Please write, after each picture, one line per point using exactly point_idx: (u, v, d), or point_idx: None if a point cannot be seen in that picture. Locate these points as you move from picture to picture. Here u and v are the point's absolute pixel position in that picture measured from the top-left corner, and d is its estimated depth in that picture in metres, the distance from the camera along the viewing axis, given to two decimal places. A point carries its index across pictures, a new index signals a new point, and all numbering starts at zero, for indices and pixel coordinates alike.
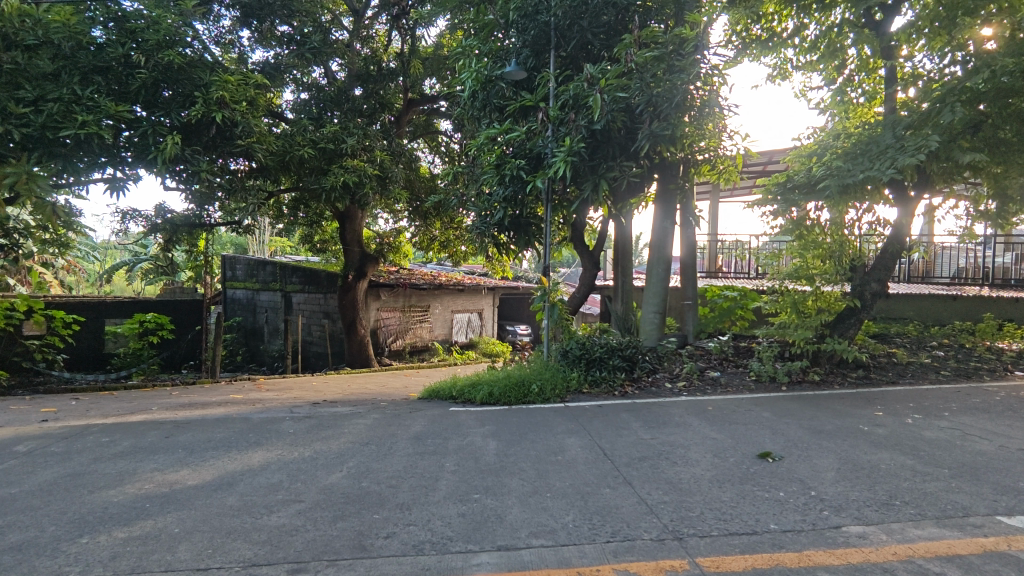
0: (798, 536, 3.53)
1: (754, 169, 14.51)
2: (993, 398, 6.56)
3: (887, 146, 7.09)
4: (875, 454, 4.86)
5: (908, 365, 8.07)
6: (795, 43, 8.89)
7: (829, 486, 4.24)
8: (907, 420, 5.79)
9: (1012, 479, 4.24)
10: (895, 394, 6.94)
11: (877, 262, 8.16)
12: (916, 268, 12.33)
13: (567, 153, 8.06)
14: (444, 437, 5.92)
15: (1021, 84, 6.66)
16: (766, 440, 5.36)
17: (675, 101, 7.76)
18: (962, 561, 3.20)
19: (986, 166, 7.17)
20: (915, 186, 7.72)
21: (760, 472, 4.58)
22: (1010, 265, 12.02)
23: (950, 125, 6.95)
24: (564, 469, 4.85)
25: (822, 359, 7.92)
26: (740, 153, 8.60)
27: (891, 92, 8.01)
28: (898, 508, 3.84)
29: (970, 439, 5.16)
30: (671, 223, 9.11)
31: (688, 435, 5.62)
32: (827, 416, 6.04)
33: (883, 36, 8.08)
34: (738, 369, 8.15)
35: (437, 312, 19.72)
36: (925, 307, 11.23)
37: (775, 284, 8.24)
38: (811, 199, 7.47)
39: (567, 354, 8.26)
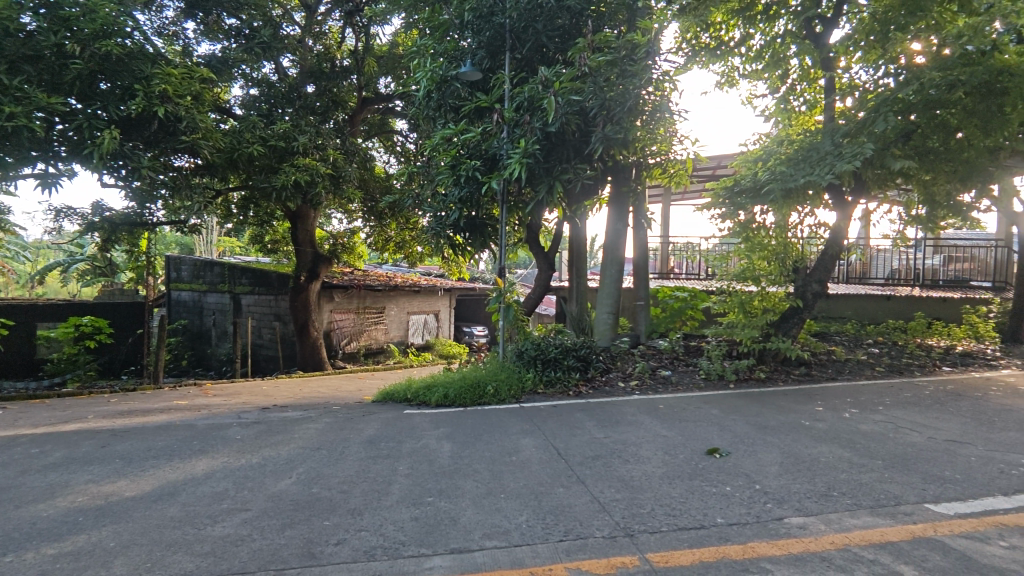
0: (743, 529, 3.65)
1: (703, 173, 14.99)
2: (923, 392, 6.94)
3: (827, 153, 7.41)
4: (816, 447, 5.08)
5: (846, 363, 8.47)
6: (741, 52, 9.18)
7: (772, 480, 4.40)
8: (845, 415, 6.07)
9: (939, 469, 4.50)
10: (834, 389, 7.26)
11: (818, 263, 8.52)
12: (854, 269, 12.95)
13: (522, 154, 8.09)
14: (398, 440, 5.85)
15: (948, 97, 7.04)
16: (714, 436, 5.52)
17: (627, 105, 7.90)
18: (894, 547, 3.37)
19: (917, 173, 7.59)
20: (853, 191, 8.08)
21: (709, 468, 4.71)
22: (938, 267, 12.80)
23: (884, 134, 7.30)
24: (518, 470, 4.87)
25: (767, 358, 8.22)
26: (690, 158, 8.83)
27: (830, 103, 8.38)
28: (835, 499, 4.02)
29: (902, 431, 5.45)
30: (624, 225, 9.26)
31: (640, 433, 5.73)
32: (772, 412, 6.26)
33: (822, 48, 8.44)
34: (689, 367, 8.37)
35: (393, 313, 19.46)
36: (863, 306, 11.79)
37: (724, 285, 8.52)
38: (756, 203, 7.77)
39: (522, 355, 8.30)
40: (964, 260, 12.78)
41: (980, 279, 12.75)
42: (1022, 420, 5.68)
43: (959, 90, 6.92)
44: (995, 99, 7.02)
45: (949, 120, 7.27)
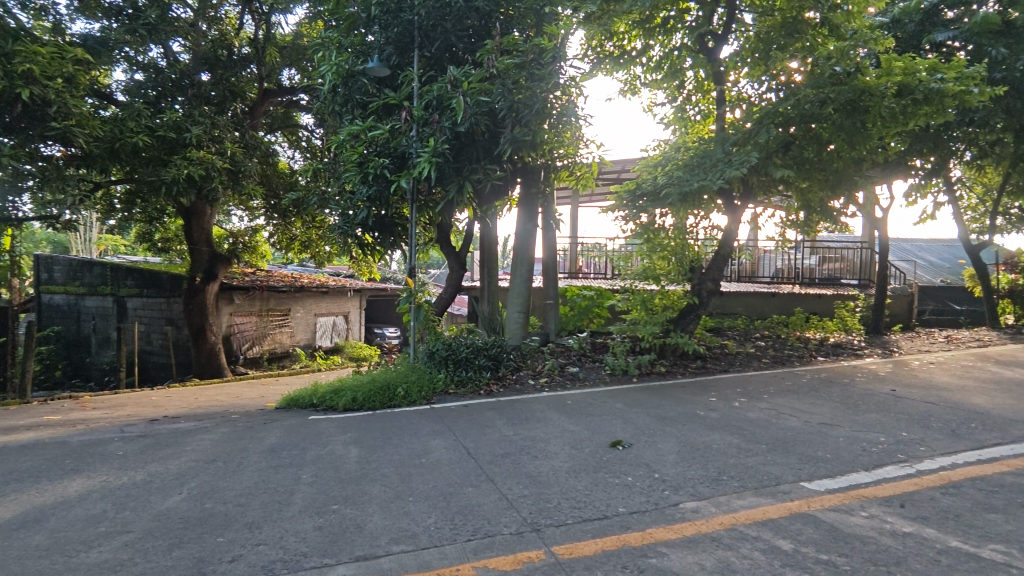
0: (643, 516, 3.84)
1: (608, 176, 15.60)
2: (801, 380, 7.64)
3: (718, 160, 7.93)
4: (709, 435, 5.42)
5: (736, 355, 9.13)
6: (642, 62, 9.61)
7: (670, 468, 4.65)
8: (735, 404, 6.54)
9: (813, 450, 4.95)
10: (726, 381, 7.79)
11: (712, 264, 9.07)
12: (744, 269, 14.02)
13: (431, 153, 8.02)
14: (301, 448, 5.60)
15: (822, 113, 7.75)
16: (618, 429, 5.76)
17: (535, 108, 8.06)
18: (774, 523, 3.67)
19: (796, 180, 8.31)
20: (741, 196, 8.70)
21: (613, 460, 4.91)
22: (815, 266, 14.10)
23: (766, 144, 7.95)
24: (428, 471, 4.82)
25: (667, 352, 8.68)
26: (596, 161, 9.11)
27: (721, 113, 8.99)
28: (725, 483, 4.32)
29: (783, 417, 5.96)
30: (534, 226, 9.42)
31: (549, 428, 5.86)
32: (671, 404, 6.62)
33: (714, 62, 9.02)
34: (595, 363, 8.68)
35: (298, 316, 18.59)
36: (751, 303, 12.77)
37: (627, 284, 8.96)
38: (656, 206, 8.18)
39: (432, 356, 8.22)
40: (836, 260, 14.18)
41: (850, 278, 14.20)
42: (881, 402, 6.38)
43: (830, 106, 7.63)
44: (859, 116, 7.76)
45: (822, 134, 8.04)
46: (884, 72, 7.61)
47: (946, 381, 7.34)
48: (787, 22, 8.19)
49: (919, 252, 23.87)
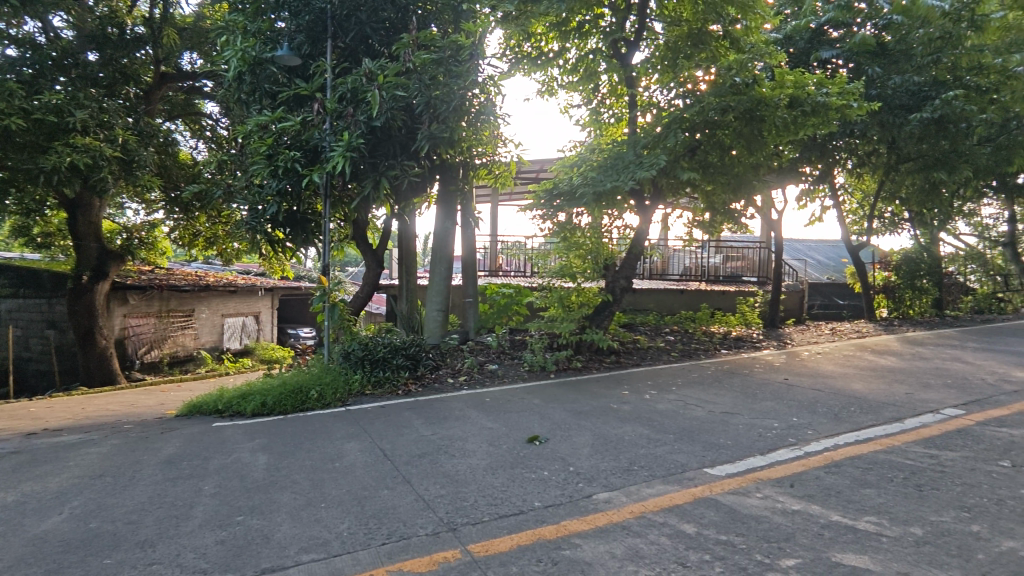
0: (557, 509, 3.92)
1: (527, 176, 15.84)
2: (706, 372, 8.10)
3: (630, 162, 8.23)
4: (622, 427, 5.63)
5: (648, 350, 9.53)
6: (559, 64, 9.80)
7: (584, 461, 4.78)
8: (646, 396, 6.83)
9: (715, 437, 5.26)
10: (638, 374, 8.11)
11: (625, 262, 9.38)
12: (655, 267, 14.77)
13: (345, 148, 7.77)
14: (203, 457, 5.26)
15: (725, 120, 8.23)
16: (535, 424, 5.85)
17: (452, 105, 7.98)
18: (680, 509, 3.86)
19: (701, 183, 8.74)
20: (651, 197, 9.09)
21: (529, 455, 4.97)
22: (719, 264, 14.98)
23: (674, 148, 8.38)
24: (341, 476, 4.68)
25: (583, 348, 8.92)
26: (514, 160, 9.21)
27: (634, 117, 9.32)
28: (635, 473, 4.49)
29: (689, 407, 6.29)
30: (452, 224, 9.42)
31: (467, 427, 5.85)
32: (586, 398, 6.81)
33: (626, 67, 9.30)
34: (514, 360, 8.77)
35: (203, 317, 17.44)
36: (662, 300, 13.40)
37: (544, 282, 9.16)
38: (572, 206, 8.40)
39: (348, 356, 7.99)
40: (738, 259, 15.14)
41: (750, 275, 15.19)
42: (775, 391, 6.89)
43: (730, 114, 8.12)
44: (756, 124, 8.30)
45: (724, 140, 8.49)
46: (777, 84, 8.20)
47: (830, 370, 8.05)
48: (692, 34, 8.73)
49: (808, 251, 25.97)
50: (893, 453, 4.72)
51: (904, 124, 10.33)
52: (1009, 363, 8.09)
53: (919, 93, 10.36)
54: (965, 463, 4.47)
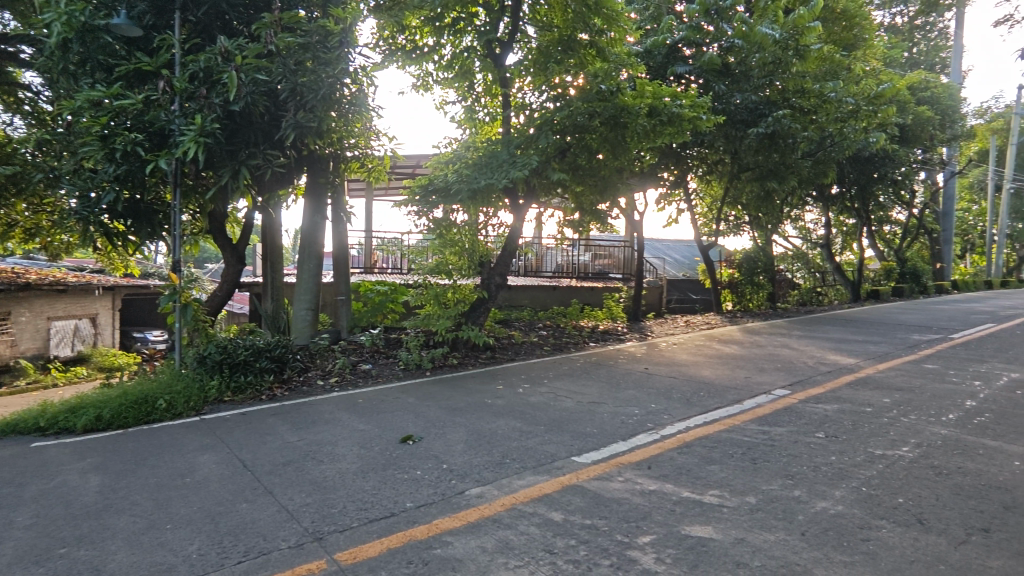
0: (430, 509, 3.89)
1: (402, 170, 15.50)
2: (575, 364, 8.51)
3: (503, 161, 8.40)
4: (495, 422, 5.72)
5: (522, 344, 9.78)
6: (434, 59, 9.72)
7: (458, 457, 4.79)
8: (519, 390, 7.02)
9: (582, 426, 5.54)
10: (512, 369, 8.28)
11: (500, 259, 9.49)
12: (530, 264, 15.17)
13: (198, 132, 7.09)
14: (16, 484, 4.52)
15: (590, 125, 8.67)
16: (409, 423, 5.76)
17: (321, 93, 7.51)
18: (549, 498, 4.00)
19: (571, 184, 9.28)
20: (525, 197, 9.33)
21: (402, 455, 4.88)
22: (589, 262, 15.77)
23: (545, 149, 8.68)
24: (193, 492, 4.27)
25: (460, 345, 8.94)
26: (388, 155, 8.98)
27: (507, 117, 9.45)
28: (507, 466, 4.58)
29: (559, 399, 6.56)
30: (322, 218, 8.97)
31: (337, 430, 5.61)
32: (461, 394, 6.83)
33: (500, 67, 9.44)
34: (388, 359, 8.57)
35: (21, 320, 15.01)
36: (535, 296, 13.87)
37: (420, 279, 9.11)
38: (444, 202, 8.42)
39: (203, 361, 7.31)
40: (605, 257, 16.05)
41: (616, 272, 16.16)
42: (637, 380, 7.39)
43: (597, 119, 8.58)
44: (619, 130, 8.80)
45: (591, 144, 8.90)
46: (638, 94, 8.74)
47: (684, 359, 8.80)
48: (563, 40, 9.10)
49: (666, 250, 28.18)
50: (734, 432, 5.27)
51: (744, 138, 11.60)
52: (825, 348, 9.40)
53: (756, 110, 11.66)
54: (791, 437, 5.10)
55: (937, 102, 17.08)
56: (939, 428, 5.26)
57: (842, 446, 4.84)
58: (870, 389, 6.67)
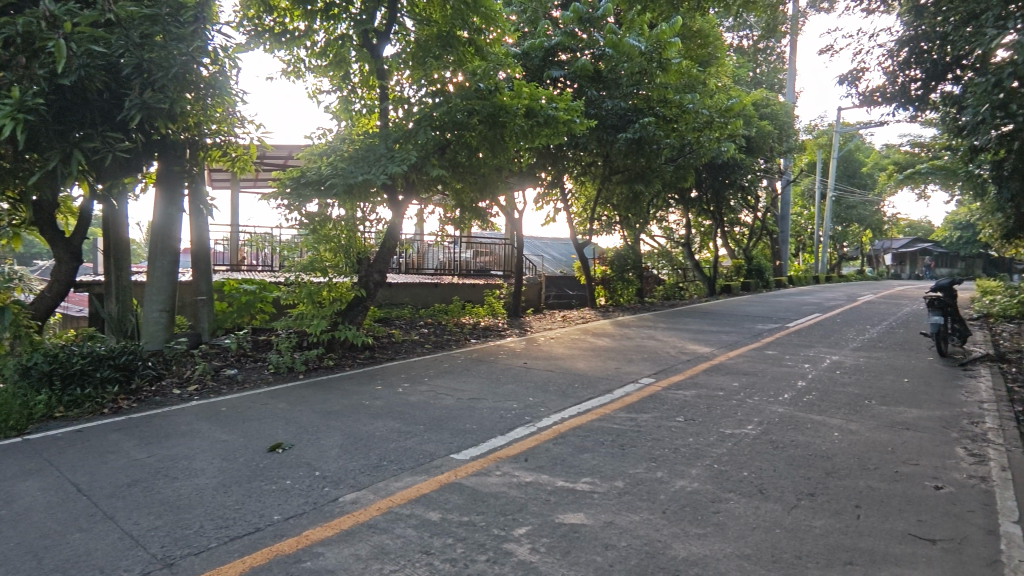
0: (299, 519, 3.68)
1: (272, 162, 14.81)
2: (456, 362, 8.51)
3: (381, 155, 8.19)
4: (373, 423, 5.56)
5: (402, 343, 9.59)
6: (306, 45, 9.19)
7: (332, 463, 4.58)
8: (398, 389, 6.87)
9: (461, 423, 5.54)
10: (391, 369, 8.09)
11: (378, 256, 9.23)
12: (411, 262, 14.91)
13: (15, 108, 6.21)
14: None
15: (470, 122, 8.67)
16: (278, 431, 5.41)
17: (172, 72, 6.77)
18: (427, 498, 3.96)
19: (451, 181, 9.27)
20: (404, 193, 9.17)
21: (270, 465, 4.58)
22: (470, 259, 15.84)
23: (424, 145, 8.50)
24: (11, 525, 3.68)
25: (336, 345, 8.60)
26: (254, 144, 8.38)
27: (385, 110, 9.15)
28: (384, 468, 4.47)
29: (439, 397, 6.52)
30: (178, 209, 8.17)
31: (195, 443, 5.12)
32: (337, 397, 6.55)
33: (377, 58, 9.18)
34: (257, 363, 8.01)
35: None
36: (417, 293, 13.68)
37: (292, 277, 8.60)
38: (317, 195, 8.08)
39: (27, 372, 6.38)
40: (486, 255, 16.20)
41: (496, 269, 16.42)
42: (516, 375, 7.54)
43: (475, 117, 8.64)
44: (498, 129, 8.92)
45: (471, 142, 8.93)
46: (515, 95, 8.93)
47: (561, 352, 9.14)
48: (441, 35, 8.99)
49: (544, 248, 29.09)
50: (605, 420, 5.57)
51: (614, 142, 12.32)
52: (684, 338, 10.24)
53: (625, 117, 12.34)
54: (654, 422, 5.50)
55: (776, 118, 19.25)
56: (777, 406, 5.95)
57: (697, 428, 5.29)
58: (722, 375, 7.37)
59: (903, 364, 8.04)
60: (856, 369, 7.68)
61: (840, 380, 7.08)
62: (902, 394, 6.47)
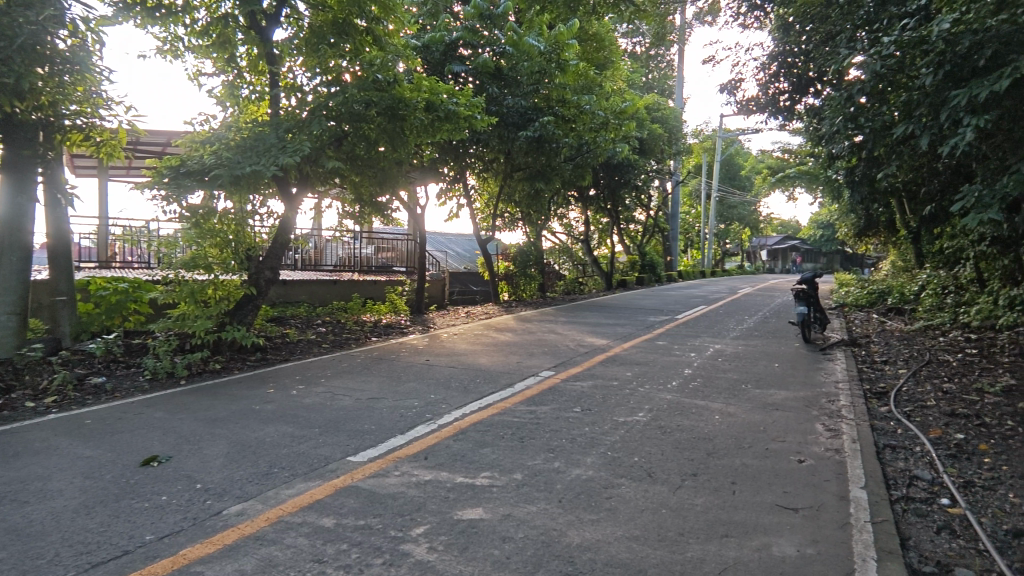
0: (176, 537, 3.39)
1: (146, 149, 13.63)
2: (356, 361, 8.25)
3: (271, 145, 7.73)
4: (263, 429, 5.24)
5: (297, 343, 9.12)
6: (184, 23, 8.45)
7: (215, 474, 4.27)
8: (292, 392, 6.54)
9: (359, 424, 5.38)
10: (286, 370, 7.68)
11: (270, 252, 8.69)
12: (308, 257, 14.42)
13: None
14: None
15: (368, 114, 8.34)
16: (154, 443, 4.96)
17: (19, 43, 5.97)
18: (320, 504, 3.80)
19: (349, 174, 9.01)
20: (298, 185, 8.72)
21: (143, 481, 4.19)
22: (372, 254, 15.41)
23: (319, 136, 8.12)
24: None
25: (223, 347, 8.03)
26: (124, 128, 7.56)
27: (276, 98, 8.65)
28: (274, 476, 4.23)
29: (337, 398, 6.29)
30: (29, 199, 7.21)
31: (52, 461, 4.58)
32: (223, 403, 6.12)
33: (266, 42, 8.63)
34: (130, 370, 7.30)
35: None
36: (314, 291, 13.07)
37: (170, 274, 7.94)
38: (198, 186, 7.48)
39: None
40: (388, 251, 15.80)
41: (400, 265, 16.06)
42: (417, 372, 7.45)
43: (373, 109, 8.32)
44: (397, 122, 8.68)
45: (369, 134, 8.63)
46: (415, 88, 8.74)
47: (463, 348, 9.13)
48: (336, 22, 8.62)
49: (448, 245, 28.97)
50: (505, 414, 5.64)
51: (515, 140, 12.51)
52: (583, 331, 10.61)
53: (525, 115, 12.53)
54: (553, 414, 5.64)
55: (666, 122, 20.42)
56: (665, 393, 6.32)
57: (593, 417, 5.50)
58: (617, 365, 7.71)
59: (775, 351, 8.84)
60: (734, 356, 8.34)
61: (720, 367, 7.66)
62: (772, 378, 7.11)
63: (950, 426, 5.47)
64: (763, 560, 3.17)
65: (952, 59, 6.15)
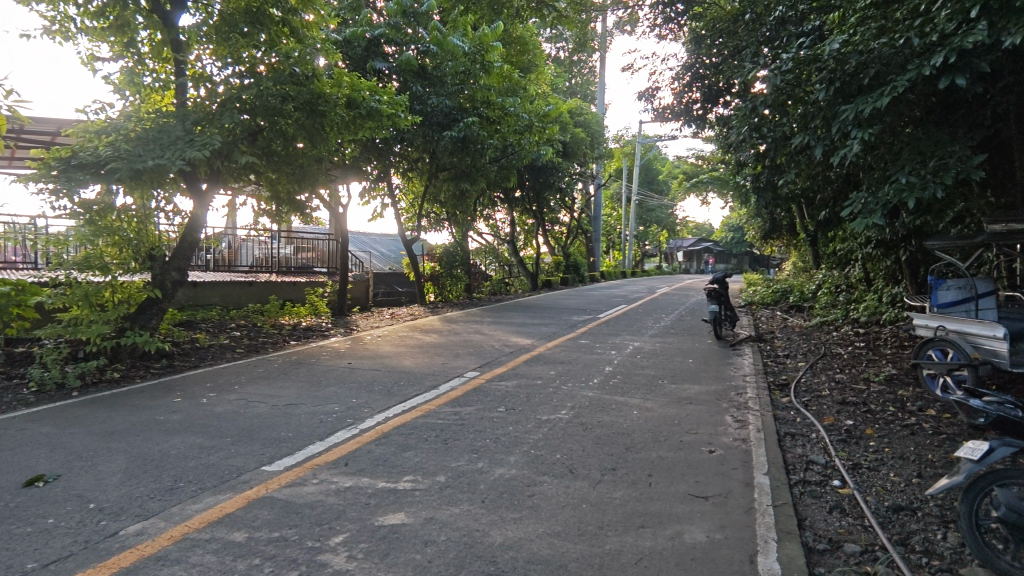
0: (64, 564, 3.11)
1: (32, 138, 12.42)
2: (273, 365, 7.89)
3: (177, 138, 7.23)
4: (167, 441, 4.90)
5: (208, 348, 8.59)
6: (76, 3, 7.76)
7: (111, 492, 3.95)
8: (202, 400, 6.16)
9: (275, 432, 5.15)
10: (194, 377, 7.22)
11: (176, 253, 8.09)
12: (221, 258, 13.46)
13: None
14: None
15: (284, 108, 7.93)
16: (40, 461, 4.51)
17: None
18: (231, 518, 3.60)
19: (265, 170, 8.55)
20: (208, 181, 8.22)
21: (25, 503, 3.81)
22: (291, 255, 14.78)
23: (230, 130, 7.71)
24: None
25: (123, 355, 7.42)
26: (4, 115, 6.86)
27: (183, 88, 8.14)
28: (180, 490, 3.97)
29: (251, 405, 5.99)
30: None
31: None
32: (122, 414, 5.67)
33: (171, 27, 8.08)
34: (11, 382, 6.63)
35: None
36: (227, 292, 12.37)
37: (59, 275, 7.26)
38: (93, 180, 6.93)
39: None
40: (308, 251, 15.18)
41: (320, 266, 15.49)
42: (338, 376, 7.23)
43: (290, 104, 7.96)
44: (316, 118, 8.26)
45: (286, 130, 8.18)
46: (335, 83, 8.48)
47: (387, 350, 8.96)
48: (249, 11, 8.14)
49: (372, 245, 28.35)
50: (429, 416, 5.58)
51: (440, 139, 12.45)
52: (508, 331, 10.69)
53: (450, 115, 12.50)
54: (478, 414, 5.65)
55: (589, 126, 20.99)
56: (587, 391, 6.48)
57: (517, 416, 5.56)
58: (541, 364, 7.83)
59: (689, 347, 9.29)
60: (652, 353, 8.68)
61: (639, 364, 7.95)
62: (687, 373, 7.47)
63: (841, 413, 5.96)
64: (676, 548, 3.32)
65: (842, 76, 6.61)
